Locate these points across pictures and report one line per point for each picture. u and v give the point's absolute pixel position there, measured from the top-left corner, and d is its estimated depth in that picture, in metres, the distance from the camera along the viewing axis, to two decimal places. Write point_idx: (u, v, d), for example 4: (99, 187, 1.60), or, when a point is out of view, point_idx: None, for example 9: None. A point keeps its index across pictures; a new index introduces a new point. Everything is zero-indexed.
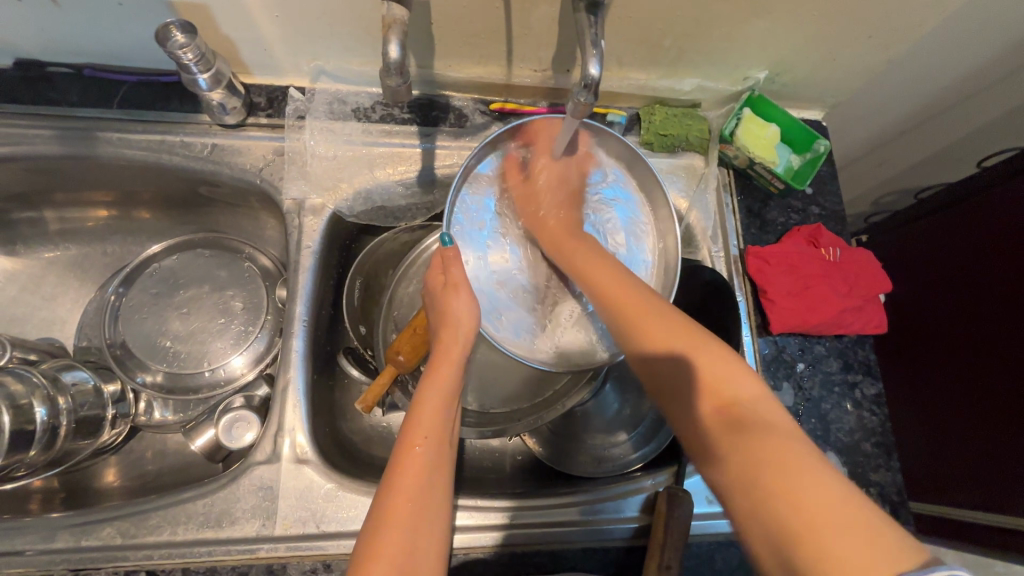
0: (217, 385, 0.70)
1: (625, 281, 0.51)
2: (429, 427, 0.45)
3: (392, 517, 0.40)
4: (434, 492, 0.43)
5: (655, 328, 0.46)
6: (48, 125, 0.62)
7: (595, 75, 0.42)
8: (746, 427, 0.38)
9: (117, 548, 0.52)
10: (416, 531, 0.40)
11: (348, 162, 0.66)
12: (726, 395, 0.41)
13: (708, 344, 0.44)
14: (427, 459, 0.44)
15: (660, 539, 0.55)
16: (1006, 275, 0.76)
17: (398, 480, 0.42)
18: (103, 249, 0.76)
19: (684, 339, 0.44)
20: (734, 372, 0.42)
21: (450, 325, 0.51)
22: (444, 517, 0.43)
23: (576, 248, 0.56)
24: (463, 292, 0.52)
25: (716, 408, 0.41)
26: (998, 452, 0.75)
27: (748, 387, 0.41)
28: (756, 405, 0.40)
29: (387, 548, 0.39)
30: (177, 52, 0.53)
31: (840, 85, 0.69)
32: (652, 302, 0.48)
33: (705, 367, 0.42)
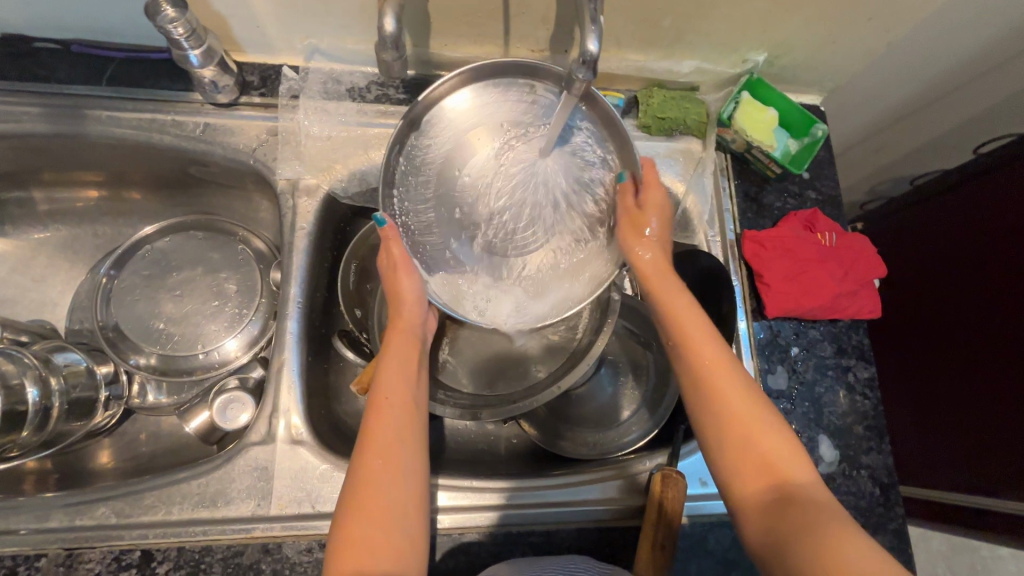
0: (210, 367, 0.70)
1: (704, 329, 0.49)
2: (390, 389, 0.48)
3: (366, 476, 0.43)
4: (405, 446, 0.46)
5: (737, 403, 0.45)
6: (35, 102, 0.61)
7: (593, 52, 0.41)
8: (798, 510, 0.41)
9: (111, 527, 0.52)
10: (394, 485, 0.43)
11: (343, 143, 0.65)
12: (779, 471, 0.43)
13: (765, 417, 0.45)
14: (391, 419, 0.46)
15: (653, 519, 0.55)
16: (998, 262, 0.77)
17: (368, 438, 0.45)
18: (94, 230, 0.75)
19: (754, 419, 0.45)
20: (792, 454, 0.43)
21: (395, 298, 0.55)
22: (420, 467, 0.46)
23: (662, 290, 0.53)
24: (407, 280, 0.54)
25: (772, 485, 0.42)
26: (990, 436, 0.76)
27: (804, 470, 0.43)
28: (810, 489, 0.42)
29: (366, 503, 0.42)
30: (167, 27, 0.51)
31: (839, 68, 0.69)
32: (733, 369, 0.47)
33: (770, 447, 0.44)
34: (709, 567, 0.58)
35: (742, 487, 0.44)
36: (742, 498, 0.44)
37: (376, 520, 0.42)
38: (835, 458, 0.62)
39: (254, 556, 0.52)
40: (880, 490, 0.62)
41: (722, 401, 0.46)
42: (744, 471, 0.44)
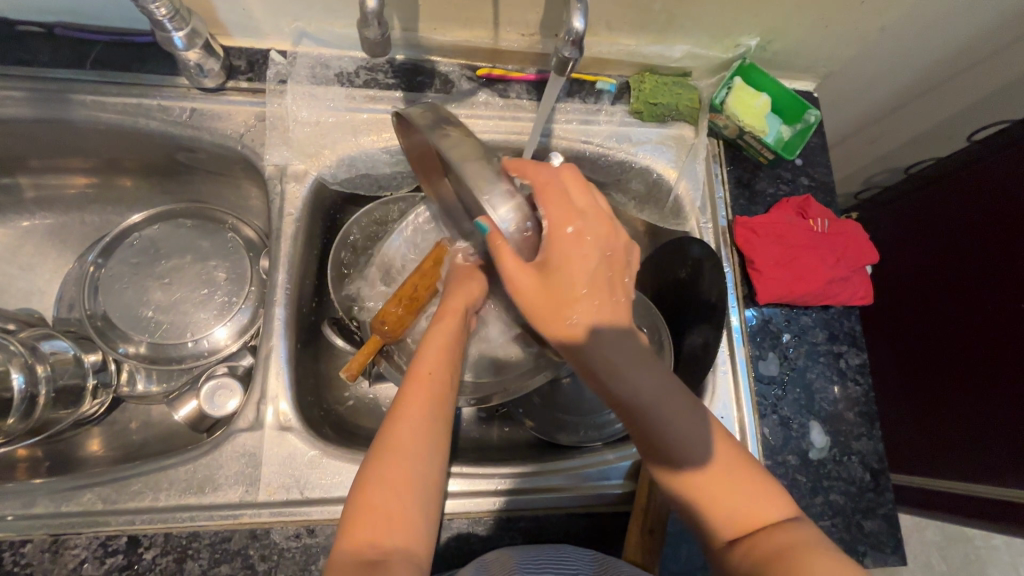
0: (200, 356, 0.69)
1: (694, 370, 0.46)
2: (433, 363, 0.47)
3: (396, 441, 0.43)
4: (438, 424, 0.45)
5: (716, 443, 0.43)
6: (18, 86, 0.60)
7: (580, 29, 0.41)
8: (775, 542, 0.39)
9: (97, 513, 0.51)
10: (419, 458, 0.43)
11: (331, 128, 0.64)
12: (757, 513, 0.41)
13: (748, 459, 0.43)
14: (431, 392, 0.46)
15: (643, 505, 0.55)
16: (994, 249, 0.76)
17: (402, 410, 0.44)
18: (82, 218, 0.74)
19: (732, 458, 0.43)
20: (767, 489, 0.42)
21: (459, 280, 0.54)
22: (445, 449, 0.45)
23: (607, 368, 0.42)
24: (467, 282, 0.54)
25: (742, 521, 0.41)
26: (983, 423, 0.76)
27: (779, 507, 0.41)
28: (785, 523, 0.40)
29: (390, 473, 0.42)
30: (149, 7, 0.51)
31: (832, 54, 0.68)
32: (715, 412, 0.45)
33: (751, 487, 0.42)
34: (700, 553, 0.58)
35: (715, 520, 0.41)
36: (714, 530, 0.42)
37: (394, 492, 0.41)
38: (826, 445, 0.62)
39: (242, 541, 0.52)
40: (871, 476, 0.62)
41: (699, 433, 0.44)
42: (718, 505, 0.41)
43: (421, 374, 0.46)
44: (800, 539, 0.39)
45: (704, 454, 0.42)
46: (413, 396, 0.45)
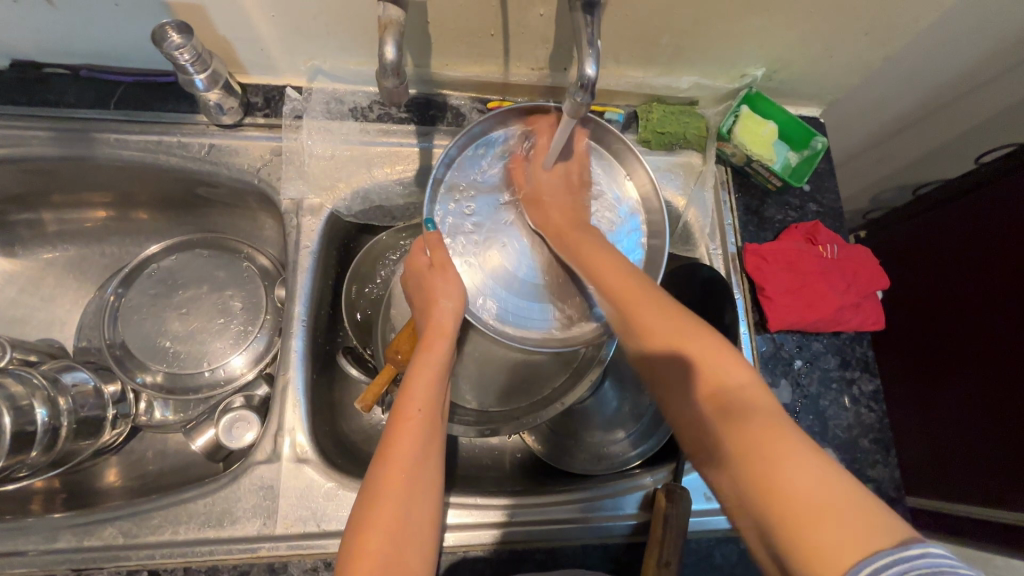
0: (217, 385, 0.70)
1: (623, 278, 0.51)
2: (422, 401, 0.48)
3: (386, 480, 0.43)
4: (428, 465, 0.46)
5: (662, 335, 0.45)
6: (45, 126, 0.62)
7: (592, 75, 0.42)
8: (732, 422, 0.39)
9: (118, 548, 0.52)
10: (411, 497, 0.43)
11: (346, 161, 0.66)
12: (712, 388, 0.41)
13: (703, 334, 0.44)
14: (419, 431, 0.46)
15: (659, 537, 0.55)
16: (1005, 271, 0.75)
17: (393, 448, 0.45)
18: (102, 249, 0.76)
19: (684, 343, 0.44)
20: (727, 361, 0.42)
21: (439, 265, 0.55)
22: (437, 485, 0.46)
23: (577, 237, 0.57)
24: (442, 301, 0.54)
25: (705, 399, 0.41)
26: (988, 445, 0.75)
27: (741, 378, 0.40)
28: (747, 400, 0.39)
29: (379, 516, 0.42)
30: (173, 53, 0.53)
31: (838, 82, 0.69)
32: (642, 299, 0.48)
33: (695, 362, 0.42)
34: None
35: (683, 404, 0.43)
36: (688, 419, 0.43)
37: (387, 532, 0.41)
38: None
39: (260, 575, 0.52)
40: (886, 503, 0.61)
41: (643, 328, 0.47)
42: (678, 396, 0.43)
43: (410, 412, 0.47)
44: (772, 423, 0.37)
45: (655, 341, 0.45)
46: (401, 434, 0.46)
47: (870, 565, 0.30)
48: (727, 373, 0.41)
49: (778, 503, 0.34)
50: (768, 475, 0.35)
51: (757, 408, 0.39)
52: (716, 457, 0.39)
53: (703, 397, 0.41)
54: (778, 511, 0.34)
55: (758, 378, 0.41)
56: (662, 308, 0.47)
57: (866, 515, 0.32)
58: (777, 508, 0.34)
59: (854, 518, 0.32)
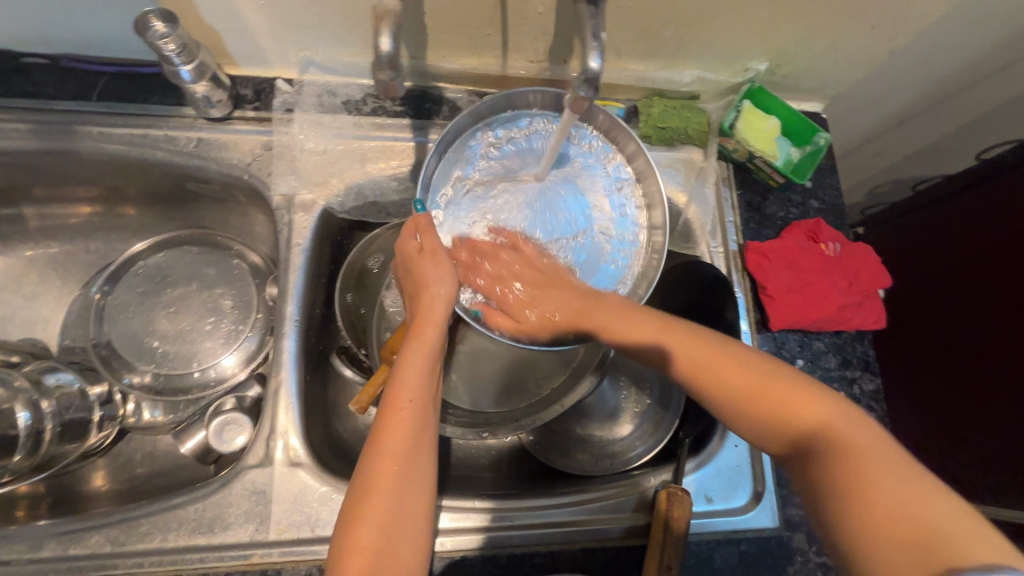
0: (207, 385, 0.69)
1: (657, 324, 0.50)
2: (413, 391, 0.46)
3: (375, 476, 0.42)
4: (421, 458, 0.44)
5: (720, 376, 0.46)
6: (25, 118, 0.60)
7: (596, 68, 0.40)
8: (826, 458, 0.40)
9: (106, 556, 0.51)
10: (403, 494, 0.42)
11: (339, 156, 0.64)
12: (796, 426, 0.42)
13: (760, 370, 0.45)
14: (410, 424, 0.44)
15: (660, 539, 0.54)
16: (1002, 268, 0.75)
17: (383, 442, 0.43)
18: (87, 246, 0.74)
19: (747, 379, 0.45)
20: (799, 398, 0.43)
21: (428, 252, 0.50)
22: (431, 478, 0.44)
23: (595, 307, 0.53)
24: (434, 287, 0.50)
25: (796, 442, 0.42)
26: (990, 445, 0.74)
27: (817, 412, 0.42)
28: (829, 432, 0.41)
29: (368, 512, 0.41)
30: (158, 43, 0.51)
31: (841, 76, 0.68)
32: (693, 340, 0.48)
33: (769, 404, 0.44)
34: None
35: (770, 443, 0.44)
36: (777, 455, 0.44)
37: (379, 528, 0.41)
38: None
39: None
40: None
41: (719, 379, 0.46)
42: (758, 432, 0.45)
43: (398, 405, 0.45)
44: (868, 457, 0.39)
45: (719, 386, 0.46)
46: (390, 429, 0.44)
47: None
48: (803, 411, 0.42)
49: (892, 534, 0.36)
50: (873, 503, 0.37)
51: (842, 439, 0.40)
52: (812, 494, 0.41)
53: (785, 436, 0.43)
54: (882, 534, 0.36)
55: (830, 404, 0.43)
56: (711, 349, 0.47)
57: (987, 533, 0.35)
58: (887, 530, 0.36)
59: (965, 528, 0.35)
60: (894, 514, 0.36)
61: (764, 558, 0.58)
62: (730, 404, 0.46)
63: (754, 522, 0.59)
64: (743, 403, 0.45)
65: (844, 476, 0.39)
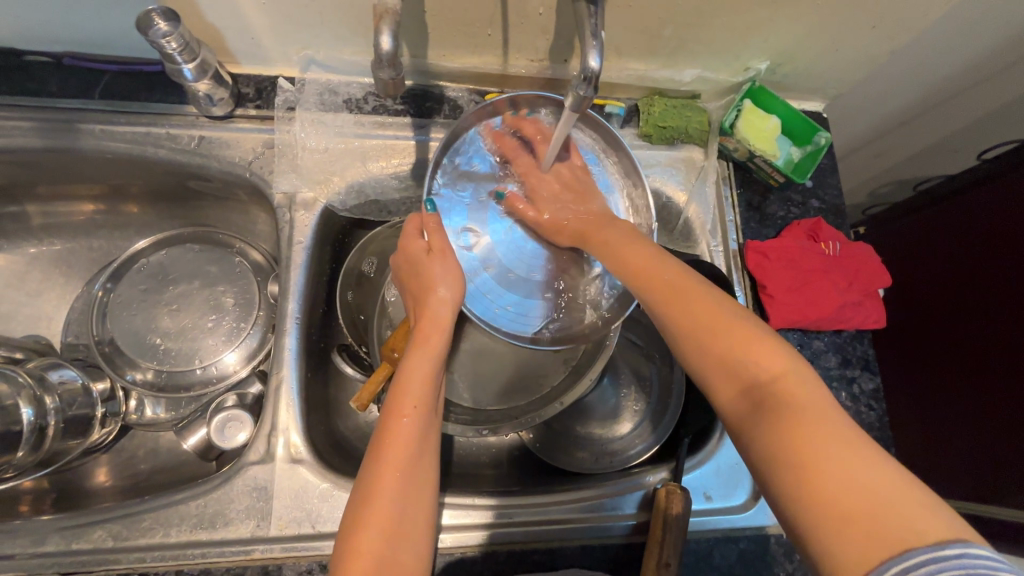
0: (209, 382, 0.69)
1: (647, 254, 0.50)
2: (417, 397, 0.46)
3: (379, 482, 0.42)
4: (424, 464, 0.44)
5: (690, 309, 0.44)
6: (28, 117, 0.60)
7: (595, 68, 0.40)
8: (774, 408, 0.38)
9: (108, 551, 0.51)
10: (407, 499, 0.42)
11: (340, 155, 0.64)
12: (749, 375, 0.40)
13: (734, 314, 0.42)
14: (414, 430, 0.44)
15: (659, 536, 0.54)
16: (1002, 268, 0.75)
17: (386, 447, 0.43)
18: (90, 244, 0.74)
19: (718, 315, 0.43)
20: (764, 347, 0.40)
21: (438, 250, 0.52)
22: (433, 484, 0.45)
23: (602, 238, 0.55)
24: (441, 290, 0.51)
25: (745, 386, 0.40)
26: (989, 444, 0.74)
27: (780, 363, 0.39)
28: (784, 386, 0.38)
29: (372, 518, 0.41)
30: (160, 41, 0.51)
31: (842, 76, 0.68)
32: (681, 275, 0.47)
33: (728, 343, 0.41)
34: None
35: (719, 387, 0.42)
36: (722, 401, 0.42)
37: (383, 533, 0.41)
38: None
39: None
40: None
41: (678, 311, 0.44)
42: (711, 370, 0.42)
43: (402, 411, 0.45)
44: (816, 416, 0.36)
45: (686, 315, 0.44)
46: (393, 433, 0.44)
47: (899, 562, 0.30)
48: (762, 360, 0.40)
49: (817, 496, 0.34)
50: (808, 464, 0.35)
51: (798, 396, 0.38)
52: (749, 442, 0.39)
53: (737, 382, 0.40)
54: (807, 493, 0.34)
55: (799, 365, 0.40)
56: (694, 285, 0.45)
57: (933, 520, 0.32)
58: (811, 491, 0.34)
59: (898, 511, 0.32)
60: (823, 478, 0.34)
61: (762, 556, 0.59)
62: (683, 335, 0.44)
63: (753, 520, 0.60)
64: (705, 336, 0.42)
65: (787, 431, 0.36)
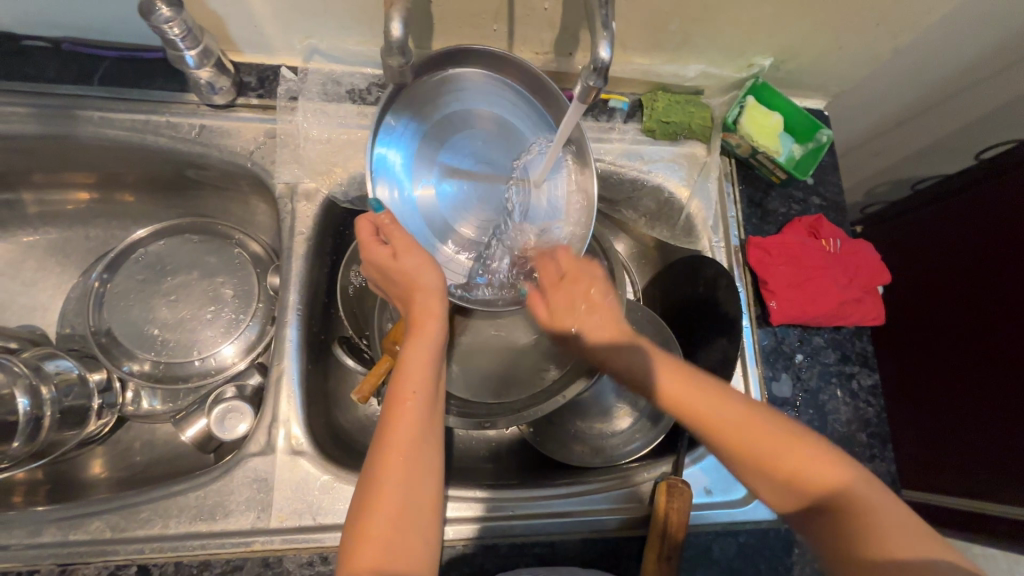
0: (207, 374, 0.68)
1: (671, 369, 0.49)
2: (418, 383, 0.46)
3: (384, 466, 0.42)
4: (427, 448, 0.44)
5: (740, 434, 0.45)
6: (25, 102, 0.59)
7: (605, 59, 0.40)
8: (850, 525, 0.40)
9: (106, 542, 0.51)
10: (412, 483, 0.42)
11: (343, 145, 0.64)
12: (814, 493, 0.42)
13: (775, 428, 0.44)
14: (416, 414, 0.44)
15: (659, 531, 0.54)
16: (999, 267, 0.75)
17: (390, 433, 0.43)
18: (86, 233, 0.73)
19: (763, 433, 0.44)
20: (818, 460, 0.43)
21: (405, 251, 0.49)
22: (439, 469, 0.45)
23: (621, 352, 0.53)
24: (426, 288, 0.49)
25: (813, 506, 0.42)
26: (983, 441, 0.75)
27: (836, 473, 0.42)
28: (848, 494, 0.41)
29: (377, 504, 0.41)
30: (162, 26, 0.50)
31: (844, 74, 0.69)
32: (712, 391, 0.47)
33: (787, 463, 0.43)
34: None
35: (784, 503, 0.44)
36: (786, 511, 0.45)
37: (391, 518, 0.41)
38: None
39: (254, 570, 0.51)
40: None
41: (730, 440, 0.45)
42: (774, 490, 0.44)
43: (404, 395, 0.45)
44: (886, 517, 0.40)
45: (733, 438, 0.45)
46: (396, 419, 0.44)
47: None
48: (822, 473, 0.42)
49: None
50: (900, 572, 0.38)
51: (864, 505, 0.41)
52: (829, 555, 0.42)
53: (802, 500, 0.43)
54: None
55: (846, 464, 0.43)
56: (728, 399, 0.46)
57: None
58: None
59: None
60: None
61: (762, 549, 0.59)
62: (741, 460, 0.45)
63: (752, 514, 0.60)
64: (762, 462, 0.44)
65: (872, 543, 0.39)
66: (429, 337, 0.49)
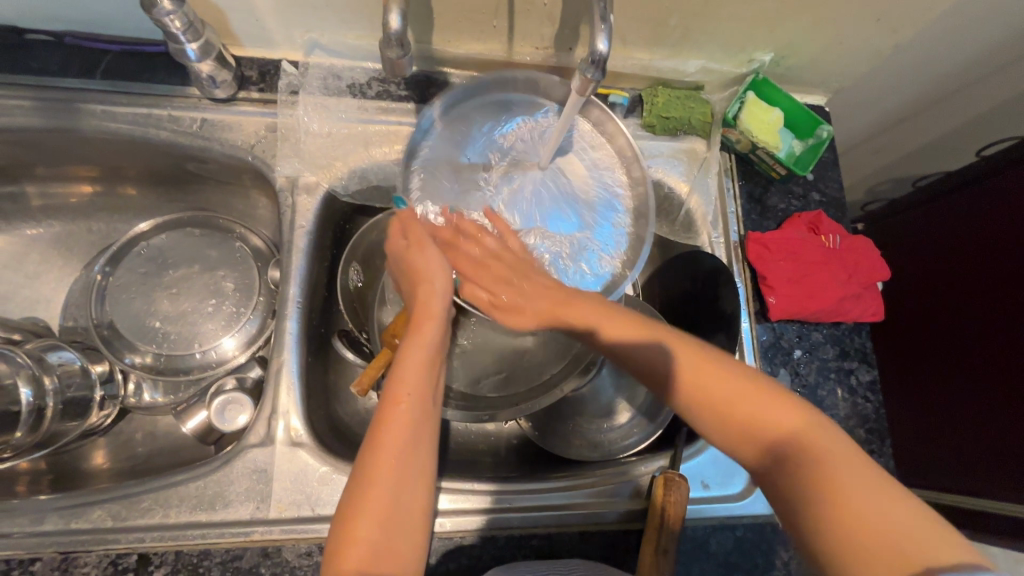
0: (208, 367, 0.69)
1: (632, 323, 0.50)
2: (413, 386, 0.46)
3: (375, 470, 0.42)
4: (418, 453, 0.44)
5: (702, 380, 0.45)
6: (28, 95, 0.59)
7: (603, 51, 0.40)
8: (803, 467, 0.39)
9: (107, 531, 0.51)
10: (401, 490, 0.42)
11: (343, 139, 0.64)
12: (771, 436, 0.42)
13: (742, 375, 0.45)
14: (408, 418, 0.44)
15: (656, 523, 0.54)
16: (1000, 264, 0.75)
17: (382, 436, 0.43)
18: (89, 226, 0.74)
19: (728, 377, 0.44)
20: (778, 404, 0.43)
21: (416, 242, 0.52)
22: (429, 474, 0.44)
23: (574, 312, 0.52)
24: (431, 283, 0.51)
25: (768, 450, 0.42)
26: (983, 438, 0.75)
27: (793, 417, 0.42)
28: (802, 435, 0.41)
29: (364, 507, 0.41)
30: (165, 20, 0.50)
31: (845, 70, 0.69)
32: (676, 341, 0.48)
33: (745, 406, 0.43)
34: (712, 570, 0.58)
35: (742, 451, 0.43)
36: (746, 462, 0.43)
37: (377, 522, 0.41)
38: None
39: (253, 560, 0.51)
40: None
41: (693, 387, 0.45)
42: (733, 435, 0.43)
43: (398, 398, 0.44)
44: (841, 461, 0.39)
45: (692, 380, 0.45)
46: (389, 421, 0.44)
47: None
48: (779, 416, 0.42)
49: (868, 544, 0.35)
50: (852, 514, 0.36)
51: (819, 448, 0.40)
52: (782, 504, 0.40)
53: (756, 444, 0.42)
54: (857, 546, 0.35)
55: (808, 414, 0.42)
56: (694, 349, 0.47)
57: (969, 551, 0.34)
58: (859, 546, 0.35)
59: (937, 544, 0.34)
60: (867, 527, 0.35)
61: (759, 543, 0.59)
62: (701, 405, 0.45)
63: (749, 508, 0.60)
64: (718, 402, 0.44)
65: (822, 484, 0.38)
66: (427, 338, 0.49)
